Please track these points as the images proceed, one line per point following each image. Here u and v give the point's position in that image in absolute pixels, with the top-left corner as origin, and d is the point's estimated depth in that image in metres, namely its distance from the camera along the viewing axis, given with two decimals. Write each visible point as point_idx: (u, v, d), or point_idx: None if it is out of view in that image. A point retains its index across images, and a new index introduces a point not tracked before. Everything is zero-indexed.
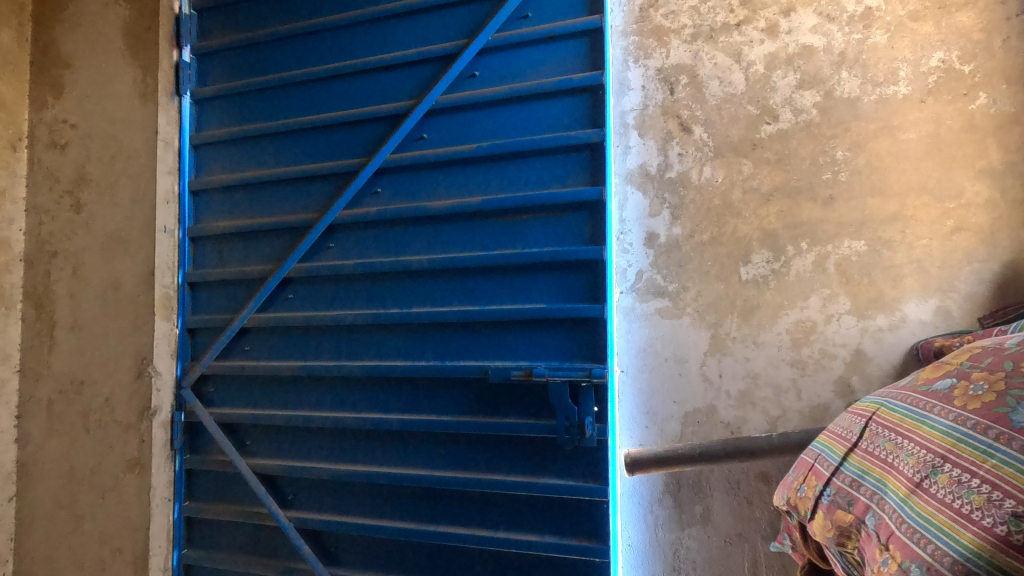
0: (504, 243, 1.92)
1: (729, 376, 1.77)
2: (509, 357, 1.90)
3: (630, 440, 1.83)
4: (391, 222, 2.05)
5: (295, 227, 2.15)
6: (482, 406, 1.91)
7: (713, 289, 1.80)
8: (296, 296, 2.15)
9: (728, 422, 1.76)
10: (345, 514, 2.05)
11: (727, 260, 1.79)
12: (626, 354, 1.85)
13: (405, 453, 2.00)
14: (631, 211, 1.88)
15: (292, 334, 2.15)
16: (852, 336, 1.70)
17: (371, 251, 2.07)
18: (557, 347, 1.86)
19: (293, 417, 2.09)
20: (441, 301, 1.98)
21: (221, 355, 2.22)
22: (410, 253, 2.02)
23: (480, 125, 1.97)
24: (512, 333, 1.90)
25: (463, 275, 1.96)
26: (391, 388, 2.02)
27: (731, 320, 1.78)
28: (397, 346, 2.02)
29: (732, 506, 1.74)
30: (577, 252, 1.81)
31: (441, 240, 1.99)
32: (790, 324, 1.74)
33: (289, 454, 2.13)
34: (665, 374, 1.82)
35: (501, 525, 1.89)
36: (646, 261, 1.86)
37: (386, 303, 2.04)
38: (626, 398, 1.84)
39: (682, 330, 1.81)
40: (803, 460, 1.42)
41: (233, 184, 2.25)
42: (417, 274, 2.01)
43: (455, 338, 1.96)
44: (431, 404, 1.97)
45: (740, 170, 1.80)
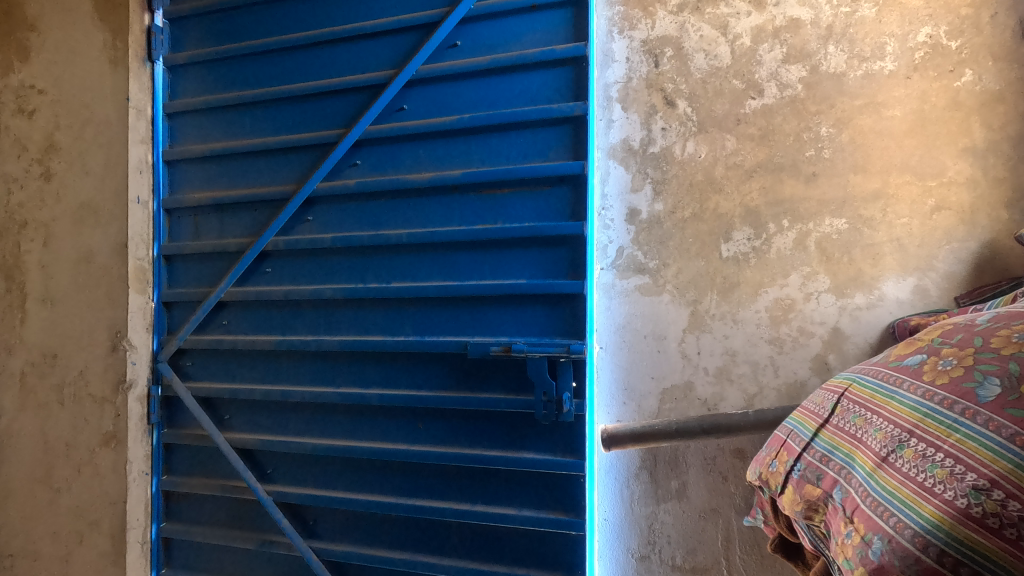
0: (483, 217, 1.90)
1: (707, 353, 1.77)
2: (488, 333, 1.89)
3: (608, 416, 1.82)
4: (371, 195, 2.01)
5: (272, 200, 2.10)
6: (460, 381, 1.91)
7: (693, 266, 1.78)
8: (274, 270, 2.11)
9: (706, 398, 1.76)
10: (323, 488, 2.05)
11: (708, 237, 1.78)
12: (606, 331, 1.84)
13: (384, 428, 1.99)
14: (613, 186, 1.85)
15: (269, 308, 2.12)
16: (830, 314, 1.71)
17: (349, 224, 2.03)
18: (537, 323, 1.85)
19: (272, 392, 2.08)
20: (420, 277, 1.96)
21: (198, 329, 2.19)
22: (390, 227, 1.99)
23: (461, 97, 1.93)
24: (492, 308, 1.88)
25: (443, 250, 1.93)
26: (370, 364, 2.00)
27: (710, 297, 1.77)
28: (376, 322, 2.00)
29: (708, 481, 1.75)
30: (558, 228, 1.79)
31: (421, 214, 1.96)
32: (769, 302, 1.74)
33: (268, 428, 2.12)
34: (644, 351, 1.81)
35: (478, 499, 1.89)
36: (627, 237, 1.83)
37: (366, 278, 2.01)
38: (605, 374, 1.84)
39: (661, 308, 1.80)
40: (776, 435, 1.43)
41: (209, 155, 2.19)
42: (397, 248, 1.98)
43: (434, 313, 1.94)
44: (410, 380, 1.96)
45: (724, 145, 1.78)
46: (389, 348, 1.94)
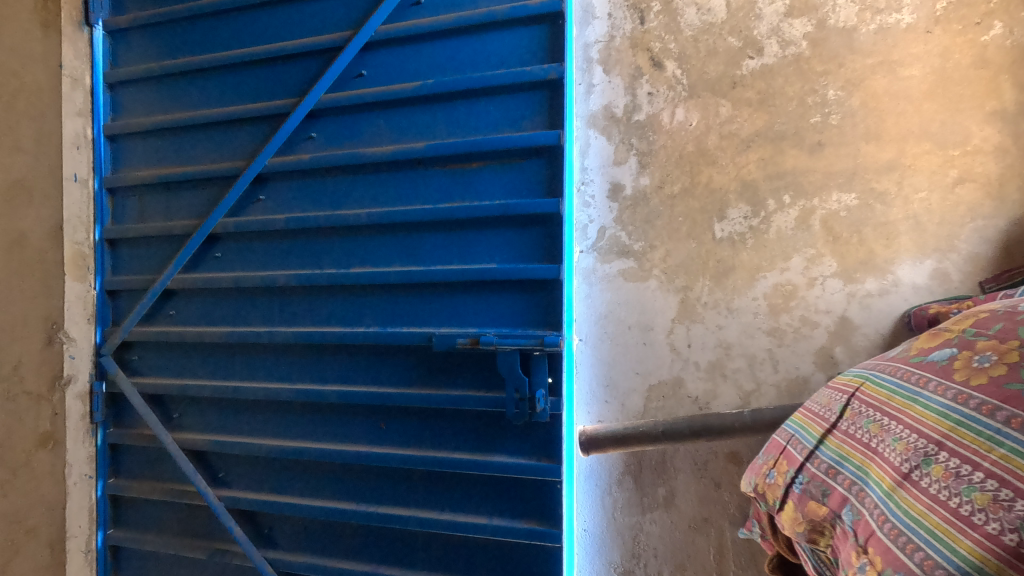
0: (450, 195, 1.70)
1: (699, 346, 1.58)
2: (456, 324, 1.69)
3: (588, 416, 1.64)
4: (328, 171, 1.81)
5: (221, 177, 1.91)
6: (424, 377, 1.72)
7: (683, 248, 1.59)
8: (224, 255, 1.92)
9: (697, 396, 1.58)
10: (279, 494, 1.87)
11: (699, 215, 1.58)
12: (585, 321, 1.65)
13: (344, 428, 1.80)
14: (594, 158, 1.65)
15: (219, 297, 1.93)
16: (837, 302, 1.52)
17: (305, 203, 1.84)
18: (509, 312, 1.65)
19: (222, 389, 1.89)
20: (382, 262, 1.76)
21: (144, 320, 2.01)
22: (349, 207, 1.80)
23: (426, 60, 1.72)
24: (459, 297, 1.69)
25: (406, 231, 1.74)
26: (328, 358, 1.81)
27: (702, 283, 1.58)
28: (334, 312, 1.81)
29: (698, 489, 1.57)
30: (531, 205, 1.59)
31: (382, 192, 1.77)
32: (768, 288, 1.55)
33: (220, 428, 1.94)
34: (627, 344, 1.62)
35: (445, 507, 1.71)
36: (609, 216, 1.63)
37: (323, 263, 1.82)
38: (584, 370, 1.65)
39: (648, 295, 1.61)
40: (775, 441, 1.24)
41: (153, 129, 2.00)
42: (355, 230, 1.78)
43: (397, 302, 1.75)
44: (371, 376, 1.77)
45: (718, 112, 1.57)
46: (347, 340, 1.75)
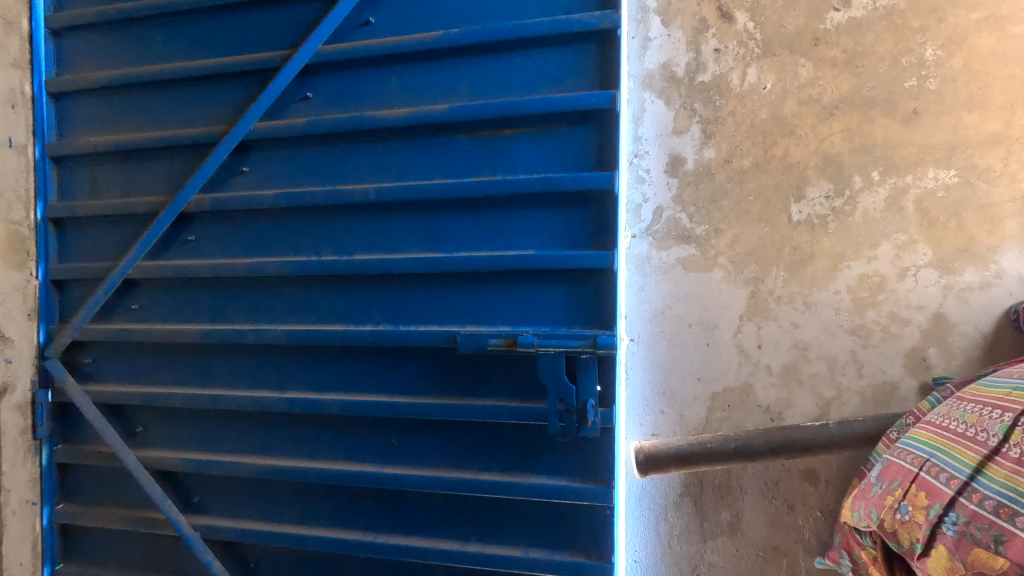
0: (477, 168, 1.43)
1: (771, 347, 1.36)
2: (484, 321, 1.44)
3: (640, 429, 1.41)
4: (327, 137, 1.52)
5: (194, 145, 1.58)
6: (445, 384, 1.45)
7: (754, 233, 1.37)
8: (199, 238, 1.61)
9: (768, 406, 1.36)
10: (268, 521, 1.58)
11: (773, 194, 1.36)
12: (638, 318, 1.42)
13: (347, 445, 1.52)
14: (649, 126, 1.41)
15: (192, 288, 1.62)
16: (932, 296, 1.31)
17: (299, 178, 1.54)
18: (549, 308, 1.41)
19: (197, 398, 1.58)
20: (393, 247, 1.48)
21: (99, 316, 1.67)
22: (352, 181, 1.51)
23: (448, 5, 1.44)
24: (488, 289, 1.43)
25: (424, 210, 1.46)
26: (327, 361, 1.53)
27: (776, 274, 1.36)
28: (335, 306, 1.52)
29: (769, 512, 1.35)
30: (578, 180, 1.34)
31: (393, 164, 1.48)
32: (852, 280, 1.33)
33: (193, 445, 1.63)
34: (687, 344, 1.39)
35: (470, 536, 1.45)
36: (667, 195, 1.40)
37: (321, 249, 1.53)
38: (636, 374, 1.42)
39: (711, 287, 1.38)
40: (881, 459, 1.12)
41: (108, 86, 1.66)
42: (361, 209, 1.50)
43: (412, 295, 1.47)
44: (380, 383, 1.49)
45: (796, 73, 1.35)
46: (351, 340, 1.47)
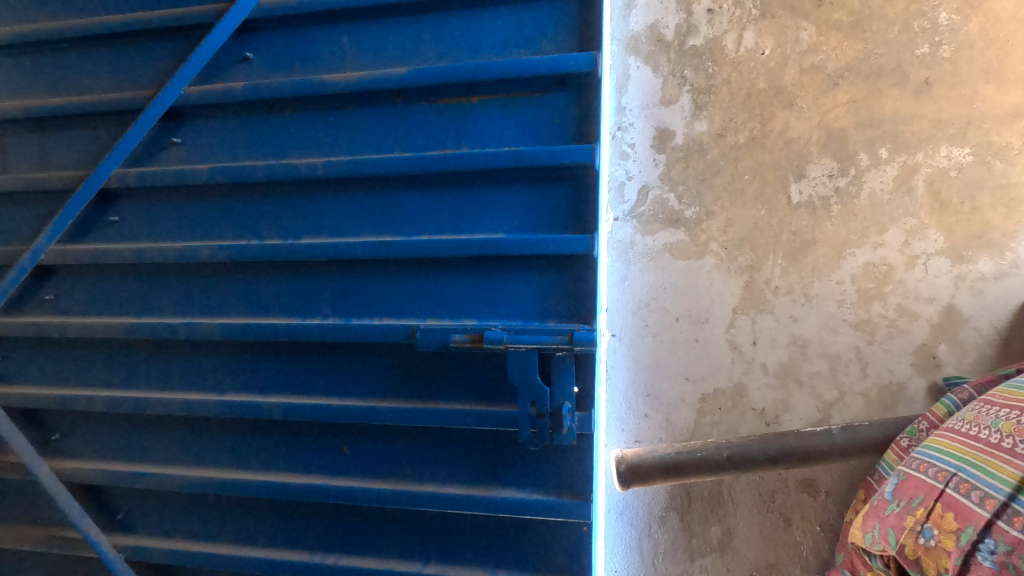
0: (441, 141, 1.28)
1: (767, 343, 1.22)
2: (449, 315, 1.29)
3: (621, 436, 1.25)
4: (270, 105, 1.33)
5: (116, 112, 1.38)
6: (404, 387, 1.28)
7: (749, 216, 1.22)
8: (123, 220, 1.40)
9: (763, 409, 1.22)
10: (203, 540, 1.40)
11: (771, 173, 1.22)
12: (619, 311, 1.27)
13: (291, 455, 1.34)
14: (634, 96, 1.26)
15: (115, 277, 1.41)
16: (943, 287, 1.18)
17: (238, 150, 1.35)
18: (521, 299, 1.27)
19: (120, 402, 1.38)
20: (346, 232, 1.32)
21: (8, 309, 1.46)
22: (299, 155, 1.32)
23: None
24: (455, 277, 1.28)
25: (381, 188, 1.30)
26: (270, 360, 1.35)
27: (773, 262, 1.22)
28: (280, 297, 1.35)
29: (763, 528, 1.21)
30: (556, 154, 1.21)
31: (346, 135, 1.31)
32: (857, 269, 1.20)
33: (118, 454, 1.43)
34: (674, 340, 1.25)
35: (431, 557, 1.29)
36: (653, 173, 1.26)
37: (263, 232, 1.35)
38: (617, 374, 1.27)
39: (702, 277, 1.24)
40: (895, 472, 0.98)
41: (19, 43, 1.44)
42: (309, 186, 1.32)
43: (368, 283, 1.32)
44: (331, 385, 1.32)
45: (798, 38, 1.21)
46: (298, 335, 1.30)
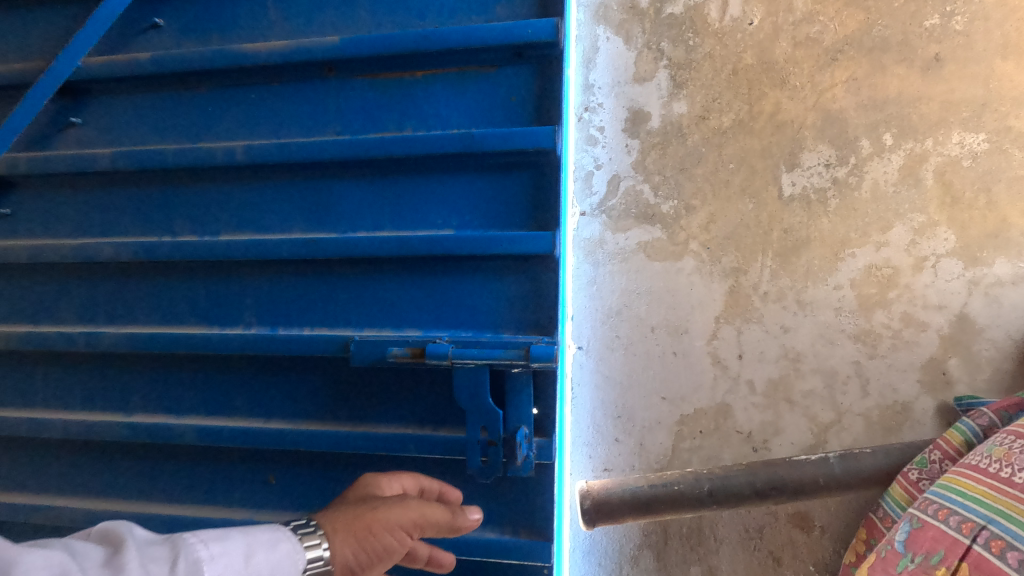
0: (380, 123, 1.11)
1: (755, 357, 1.06)
2: (391, 325, 1.12)
3: (588, 463, 1.09)
4: (183, 79, 1.16)
5: (6, 87, 1.19)
6: (336, 407, 1.13)
7: (735, 210, 1.07)
8: (18, 212, 1.22)
9: (751, 433, 1.06)
10: None
11: (759, 161, 1.06)
12: (586, 319, 1.11)
13: (208, 485, 1.17)
14: (603, 72, 1.12)
15: (12, 279, 1.24)
16: (954, 293, 1.03)
17: (148, 133, 1.18)
18: (472, 308, 1.10)
19: (9, 423, 1.19)
20: (271, 228, 1.15)
21: None
22: (217, 138, 1.16)
23: None
24: (397, 280, 1.13)
25: (311, 177, 1.15)
26: (186, 376, 1.19)
27: (761, 264, 1.06)
28: (199, 302, 1.17)
29: (750, 569, 1.05)
30: (510, 138, 1.04)
31: (270, 115, 1.14)
32: (857, 272, 1.05)
33: (11, 483, 1.24)
34: (649, 353, 1.08)
35: None
36: (625, 161, 1.10)
37: (177, 228, 1.17)
38: (584, 392, 1.10)
39: (680, 281, 1.08)
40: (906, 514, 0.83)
41: None
42: (228, 173, 1.16)
43: (296, 288, 1.15)
44: (257, 404, 1.16)
45: (791, 6, 1.07)
46: (218, 347, 1.13)
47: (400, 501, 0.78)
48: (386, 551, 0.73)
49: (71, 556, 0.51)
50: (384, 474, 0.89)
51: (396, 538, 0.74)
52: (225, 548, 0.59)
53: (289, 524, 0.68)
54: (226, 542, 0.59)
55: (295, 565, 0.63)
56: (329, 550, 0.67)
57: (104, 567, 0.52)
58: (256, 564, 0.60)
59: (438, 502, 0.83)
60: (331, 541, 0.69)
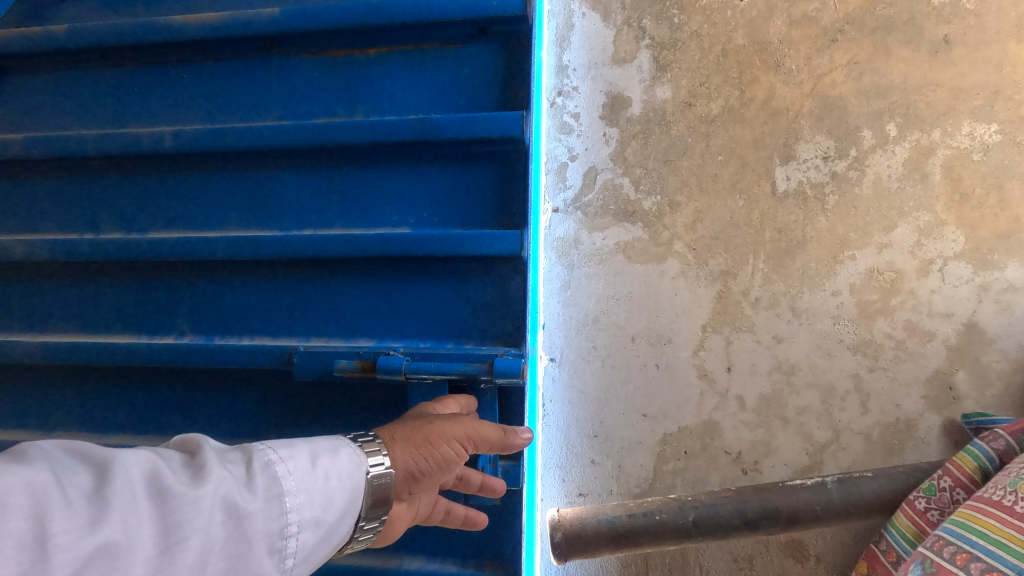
0: (330, 105, 1.06)
1: (745, 370, 0.96)
2: (342, 335, 1.04)
3: (561, 488, 0.98)
4: (125, 59, 1.13)
5: None
6: (281, 426, 1.07)
7: (724, 207, 0.96)
8: None
9: (741, 455, 0.95)
10: None
11: (750, 153, 0.96)
12: (560, 327, 1.00)
13: None
14: (580, 53, 1.01)
15: None
16: (963, 300, 0.94)
17: (90, 121, 1.15)
18: (431, 314, 1.01)
19: None
20: (215, 224, 1.10)
21: None
22: (161, 121, 1.12)
23: None
24: (348, 282, 1.04)
25: (258, 165, 1.08)
26: (125, 389, 1.12)
27: (753, 267, 0.96)
28: (149, 307, 1.11)
29: None
30: (472, 124, 0.96)
31: (216, 97, 1.11)
32: (856, 276, 0.95)
33: None
34: (629, 366, 0.98)
35: None
36: (603, 152, 0.99)
37: (115, 229, 1.12)
38: (557, 408, 0.99)
39: (663, 285, 0.97)
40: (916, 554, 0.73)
41: None
42: (165, 161, 1.11)
43: (242, 288, 1.08)
44: (209, 418, 1.09)
45: None
46: (167, 361, 1.06)
47: (454, 417, 0.71)
48: (444, 462, 0.66)
49: (155, 455, 0.47)
50: (432, 402, 0.82)
51: (454, 449, 0.67)
52: (301, 453, 0.55)
53: (347, 436, 0.62)
54: (295, 446, 0.54)
55: (359, 473, 0.58)
56: (388, 456, 0.62)
57: (189, 466, 0.47)
58: (326, 467, 0.55)
59: (492, 421, 0.74)
60: (388, 451, 0.63)
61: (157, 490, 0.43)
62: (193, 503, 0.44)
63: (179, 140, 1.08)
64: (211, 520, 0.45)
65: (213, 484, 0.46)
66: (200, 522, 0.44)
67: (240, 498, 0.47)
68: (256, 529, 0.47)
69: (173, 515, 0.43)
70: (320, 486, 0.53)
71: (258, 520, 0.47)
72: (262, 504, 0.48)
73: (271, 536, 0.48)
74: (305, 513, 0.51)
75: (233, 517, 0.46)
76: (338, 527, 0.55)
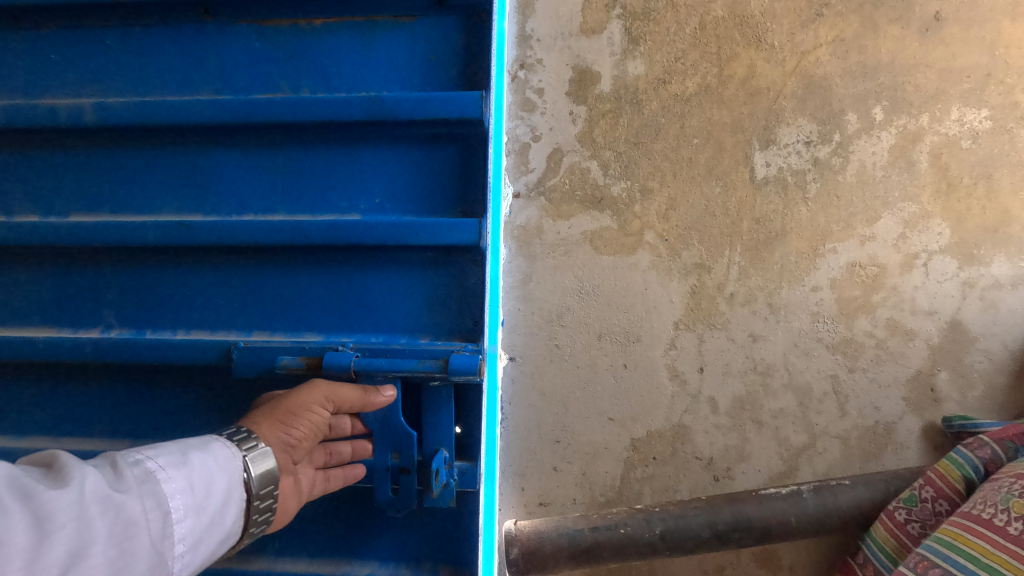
0: (270, 77, 0.96)
1: (719, 370, 0.89)
2: (283, 331, 0.95)
3: (521, 497, 0.91)
4: (39, 19, 1.00)
5: None
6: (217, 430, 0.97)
7: (699, 195, 0.89)
8: None
9: (712, 461, 0.89)
10: None
11: (728, 136, 0.88)
12: (520, 324, 0.92)
13: None
14: (545, 23, 0.92)
15: None
16: (947, 296, 0.89)
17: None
18: (383, 308, 0.92)
19: None
20: (141, 207, 0.99)
21: None
22: (80, 91, 1.00)
23: None
24: (289, 273, 0.95)
25: (189, 141, 0.97)
26: (42, 388, 1.01)
27: (729, 260, 0.89)
28: (70, 297, 1.00)
29: None
30: (425, 103, 0.87)
31: (142, 65, 0.99)
32: (837, 270, 0.89)
33: None
34: (594, 366, 0.90)
35: None
36: (569, 133, 0.91)
37: (29, 210, 1.00)
38: (517, 411, 0.92)
39: (633, 279, 0.90)
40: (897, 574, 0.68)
41: None
42: (85, 136, 0.99)
43: (171, 279, 0.98)
44: (137, 420, 0.99)
45: None
46: (90, 358, 0.95)
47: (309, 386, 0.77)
48: (315, 429, 0.74)
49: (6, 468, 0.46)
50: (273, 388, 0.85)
51: (319, 417, 0.75)
52: (165, 456, 0.56)
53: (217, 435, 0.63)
54: (160, 446, 0.56)
55: (233, 461, 0.61)
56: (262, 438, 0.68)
57: (48, 474, 0.47)
58: (198, 460, 0.57)
59: (345, 384, 0.81)
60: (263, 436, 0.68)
61: (22, 490, 0.43)
62: (64, 494, 0.45)
63: (102, 114, 0.96)
64: (87, 509, 0.46)
65: (83, 474, 0.47)
66: (73, 513, 0.45)
67: (113, 487, 0.48)
68: (135, 514, 0.48)
69: (48, 511, 0.43)
70: (195, 474, 0.55)
71: (137, 505, 0.49)
72: (135, 494, 0.49)
73: (152, 524, 0.49)
74: (182, 500, 0.53)
75: (109, 505, 0.47)
76: (220, 516, 0.57)
